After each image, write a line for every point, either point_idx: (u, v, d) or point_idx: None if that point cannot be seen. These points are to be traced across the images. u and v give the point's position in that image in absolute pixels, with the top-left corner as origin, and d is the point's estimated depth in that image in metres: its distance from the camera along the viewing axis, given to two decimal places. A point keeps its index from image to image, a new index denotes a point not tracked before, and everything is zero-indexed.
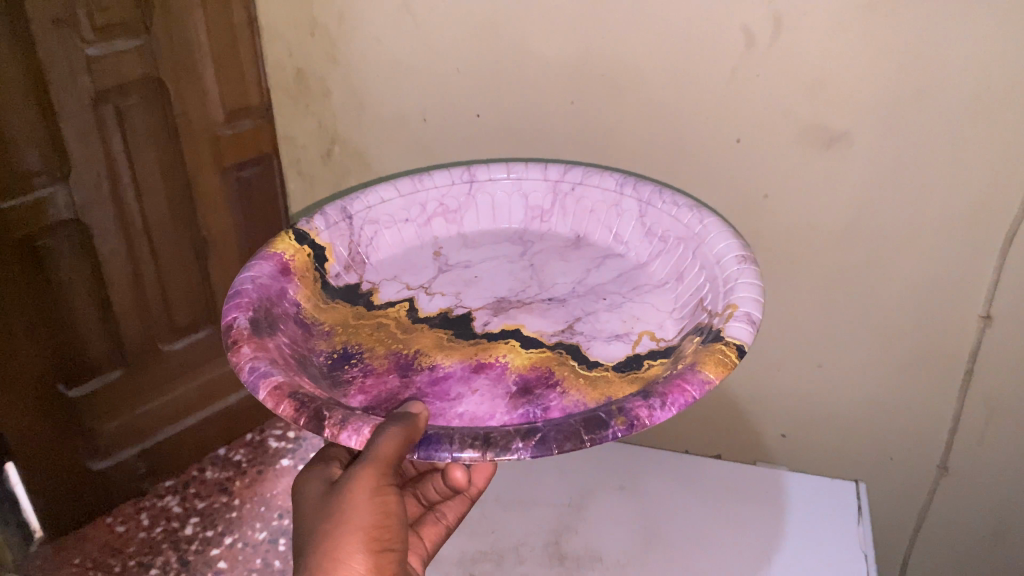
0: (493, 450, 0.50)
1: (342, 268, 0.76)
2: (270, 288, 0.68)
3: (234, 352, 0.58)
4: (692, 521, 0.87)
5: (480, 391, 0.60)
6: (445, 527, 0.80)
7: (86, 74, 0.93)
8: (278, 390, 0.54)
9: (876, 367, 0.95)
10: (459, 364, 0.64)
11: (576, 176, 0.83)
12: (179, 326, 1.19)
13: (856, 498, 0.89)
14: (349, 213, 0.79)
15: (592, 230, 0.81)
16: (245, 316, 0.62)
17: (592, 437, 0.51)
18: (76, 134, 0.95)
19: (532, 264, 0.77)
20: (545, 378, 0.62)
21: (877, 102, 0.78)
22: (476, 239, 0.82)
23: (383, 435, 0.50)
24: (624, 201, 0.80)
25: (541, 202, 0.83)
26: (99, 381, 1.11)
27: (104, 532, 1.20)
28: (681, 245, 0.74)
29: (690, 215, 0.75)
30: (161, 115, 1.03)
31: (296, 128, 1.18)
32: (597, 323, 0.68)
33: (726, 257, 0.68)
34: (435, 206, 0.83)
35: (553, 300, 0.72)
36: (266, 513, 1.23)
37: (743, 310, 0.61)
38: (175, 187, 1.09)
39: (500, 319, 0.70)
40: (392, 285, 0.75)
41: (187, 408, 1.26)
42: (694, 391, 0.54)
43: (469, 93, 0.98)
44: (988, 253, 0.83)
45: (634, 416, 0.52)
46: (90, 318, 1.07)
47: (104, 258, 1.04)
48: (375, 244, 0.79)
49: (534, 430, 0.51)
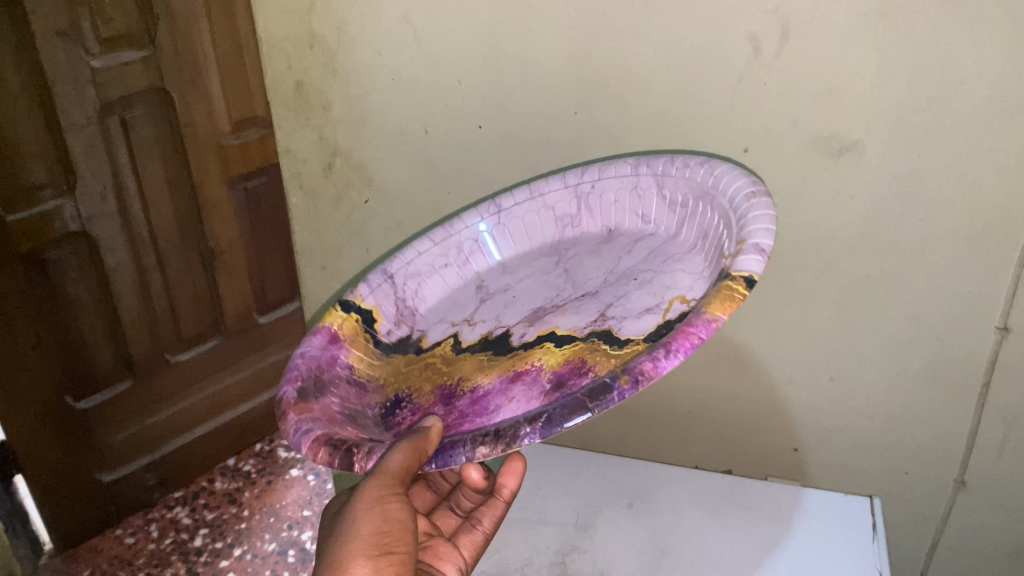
0: (504, 443, 0.50)
1: (392, 324, 0.73)
2: (320, 359, 0.66)
3: (280, 417, 0.59)
4: (700, 536, 0.85)
5: (517, 398, 0.61)
6: (483, 534, 0.78)
7: (90, 85, 0.92)
8: (315, 441, 0.54)
9: (892, 380, 0.93)
10: (498, 379, 0.64)
11: (592, 174, 0.79)
12: (187, 338, 1.18)
13: (871, 514, 0.87)
14: (390, 273, 0.77)
15: (622, 220, 0.77)
16: (293, 386, 0.61)
17: (598, 404, 0.49)
18: (82, 147, 0.94)
19: (566, 269, 0.75)
20: (578, 368, 0.61)
21: (891, 111, 0.76)
22: (516, 263, 0.79)
23: (391, 450, 0.52)
24: (641, 181, 0.76)
25: (568, 209, 0.80)
26: (106, 393, 1.11)
27: (113, 544, 1.19)
28: (700, 205, 0.71)
29: (702, 170, 0.72)
30: (167, 126, 1.03)
31: (296, 142, 1.12)
32: (628, 303, 0.66)
33: (739, 198, 0.65)
34: (471, 244, 0.80)
35: (586, 296, 0.70)
36: (276, 523, 1.23)
37: (753, 242, 0.59)
38: (182, 198, 1.08)
39: (537, 327, 0.69)
40: (439, 326, 0.73)
41: (195, 420, 1.25)
42: (699, 333, 0.52)
43: (471, 104, 0.97)
44: (1005, 264, 0.81)
45: (639, 371, 0.50)
46: (99, 331, 1.06)
47: (111, 270, 1.03)
48: (421, 296, 0.77)
49: (541, 411, 0.51)
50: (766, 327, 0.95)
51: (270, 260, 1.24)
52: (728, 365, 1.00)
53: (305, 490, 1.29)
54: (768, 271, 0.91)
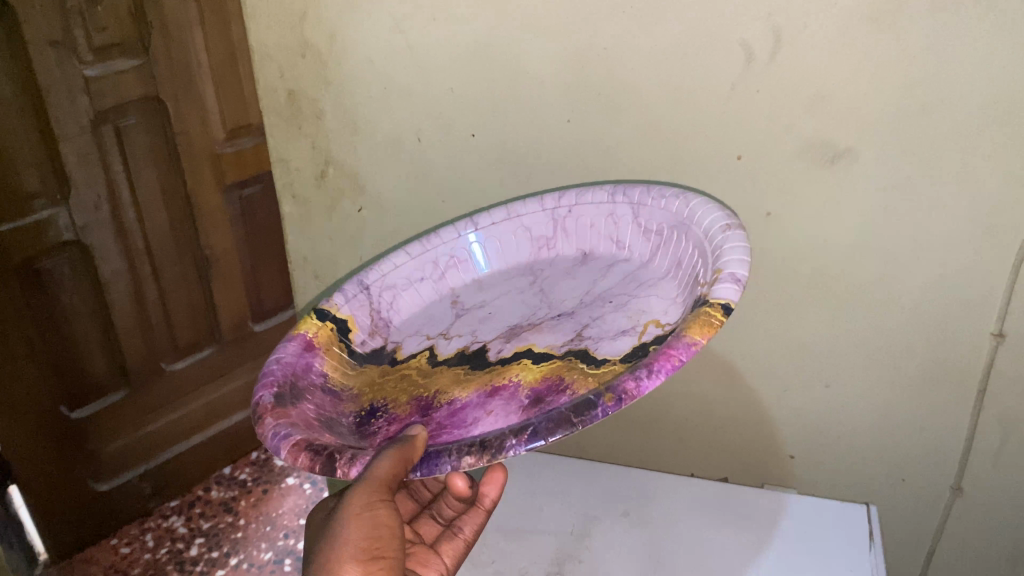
0: (489, 453, 0.50)
1: (367, 334, 0.74)
2: (294, 365, 0.66)
3: (258, 424, 0.58)
4: (697, 544, 0.85)
5: (495, 412, 0.60)
6: (464, 541, 0.79)
7: (84, 94, 0.92)
8: (296, 446, 0.54)
9: (887, 387, 0.93)
10: (475, 393, 0.63)
11: (570, 199, 0.81)
12: (182, 346, 1.18)
13: (868, 521, 0.87)
14: (365, 284, 0.77)
15: (597, 245, 0.78)
16: (269, 391, 0.61)
17: (582, 419, 0.50)
18: (75, 156, 0.94)
19: (541, 288, 0.75)
20: (555, 385, 0.60)
21: (884, 118, 0.76)
22: (491, 280, 0.79)
23: (378, 459, 0.51)
24: (617, 209, 0.78)
25: (544, 231, 0.81)
26: (101, 403, 1.10)
27: (108, 554, 1.18)
28: (675, 233, 0.72)
29: (677, 202, 0.73)
30: (161, 134, 1.02)
31: (289, 151, 1.13)
32: (603, 324, 0.66)
33: (714, 229, 0.66)
34: (447, 260, 0.81)
35: (562, 315, 0.70)
36: (272, 533, 1.22)
37: (728, 272, 0.60)
38: (176, 207, 1.08)
39: (514, 344, 0.69)
40: (414, 339, 0.73)
41: (190, 429, 1.24)
42: (681, 355, 0.53)
43: (464, 112, 0.96)
44: (999, 270, 0.81)
45: (623, 390, 0.51)
46: (94, 341, 1.05)
47: (105, 279, 1.03)
48: (396, 308, 0.77)
49: (527, 424, 0.51)
50: (761, 334, 0.95)
51: (264, 269, 1.24)
52: (723, 372, 1.00)
53: (301, 498, 1.28)
54: (762, 279, 0.91)
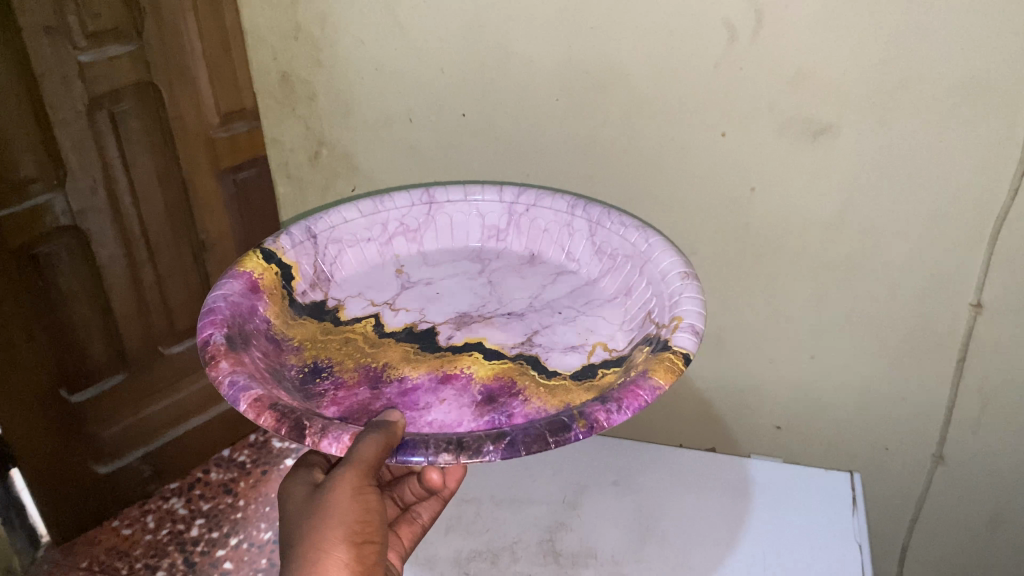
0: (466, 453, 0.52)
1: (308, 285, 0.77)
2: (241, 306, 0.68)
3: (212, 367, 0.59)
4: (685, 512, 0.87)
5: (447, 401, 0.63)
6: (422, 526, 0.80)
7: (79, 80, 0.93)
8: (258, 401, 0.56)
9: (869, 359, 0.95)
10: (426, 375, 0.66)
11: (529, 198, 0.85)
12: (178, 329, 1.19)
13: (851, 488, 0.89)
14: (313, 232, 0.80)
15: (546, 249, 0.83)
16: (220, 332, 0.63)
17: (557, 439, 0.53)
18: (71, 141, 0.95)
19: (489, 280, 0.79)
20: (508, 387, 0.64)
21: (864, 94, 0.78)
22: (436, 257, 0.83)
23: (362, 443, 0.52)
24: (575, 222, 0.82)
25: (496, 222, 0.85)
26: (100, 386, 1.12)
27: (110, 536, 1.20)
28: (628, 264, 0.76)
29: (636, 234, 0.77)
30: (155, 120, 1.03)
31: (282, 132, 1.17)
32: (553, 335, 0.70)
33: (671, 274, 0.71)
34: (396, 225, 0.84)
35: (512, 314, 0.74)
36: (271, 513, 1.23)
37: (687, 321, 0.64)
38: (171, 191, 1.09)
39: (464, 333, 0.71)
40: (357, 301, 0.76)
41: (189, 411, 1.26)
42: (647, 396, 0.56)
43: (453, 92, 0.98)
44: (977, 242, 0.83)
45: (594, 419, 0.54)
46: (92, 324, 1.07)
47: (102, 264, 1.04)
48: (339, 263, 0.80)
49: (504, 433, 0.54)
50: (748, 309, 0.97)
51: None
52: (709, 346, 1.02)
53: None
54: (746, 254, 0.93)
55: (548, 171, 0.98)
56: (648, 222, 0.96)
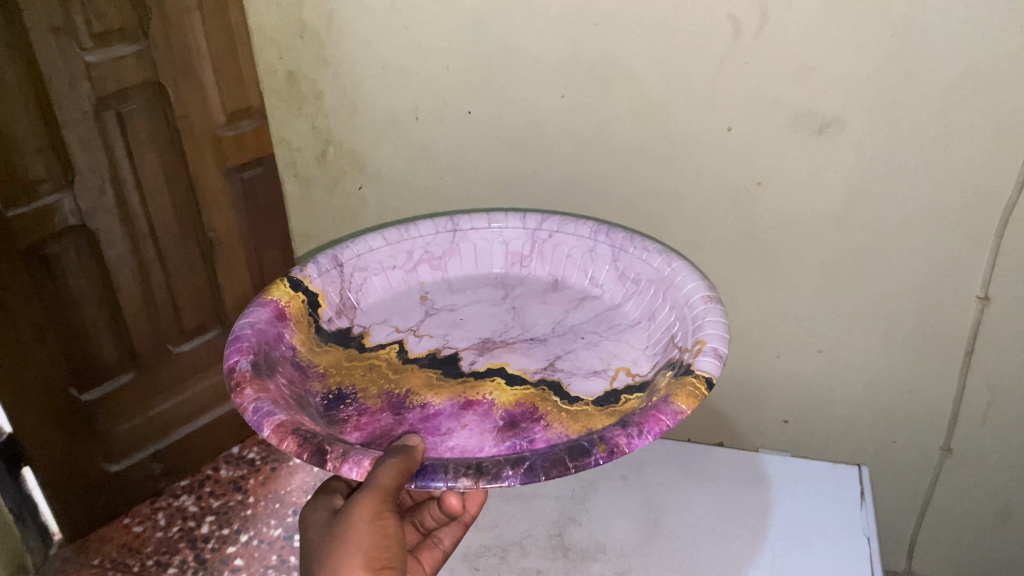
0: (485, 478, 0.53)
1: (334, 312, 0.78)
2: (268, 334, 0.70)
3: (237, 394, 0.61)
4: (693, 507, 0.88)
5: (469, 426, 0.63)
6: (443, 553, 0.79)
7: (86, 80, 0.94)
8: (281, 426, 0.57)
9: (877, 352, 0.95)
10: (448, 401, 0.67)
11: (552, 224, 0.86)
12: (188, 328, 1.20)
13: (859, 482, 0.89)
14: (340, 260, 0.81)
15: (569, 274, 0.84)
16: (246, 359, 0.65)
17: (577, 464, 0.54)
18: (79, 142, 0.95)
19: (513, 305, 0.80)
20: (529, 413, 0.64)
21: (870, 88, 0.78)
22: (461, 283, 0.84)
23: (382, 467, 0.53)
24: (598, 247, 0.83)
25: (520, 249, 0.86)
26: (109, 385, 1.12)
27: (121, 533, 1.21)
28: (652, 288, 0.77)
29: (659, 258, 0.78)
30: (162, 119, 1.04)
31: (290, 132, 1.18)
32: (576, 360, 0.71)
33: (694, 298, 0.71)
34: (421, 254, 0.85)
35: (535, 339, 0.74)
36: (281, 509, 1.23)
37: (710, 345, 0.64)
38: (180, 191, 1.10)
39: (486, 358, 0.72)
40: (382, 328, 0.77)
41: (199, 409, 1.27)
42: (668, 421, 0.57)
43: (458, 89, 0.98)
44: (984, 235, 0.83)
45: (614, 443, 0.55)
46: (101, 323, 1.08)
47: (111, 263, 1.05)
48: (365, 290, 0.82)
49: (523, 458, 0.54)
50: (755, 302, 0.97)
51: (267, 251, 1.26)
52: None
53: (309, 475, 1.30)
54: (754, 248, 0.93)
55: (554, 167, 0.98)
56: (653, 217, 0.96)
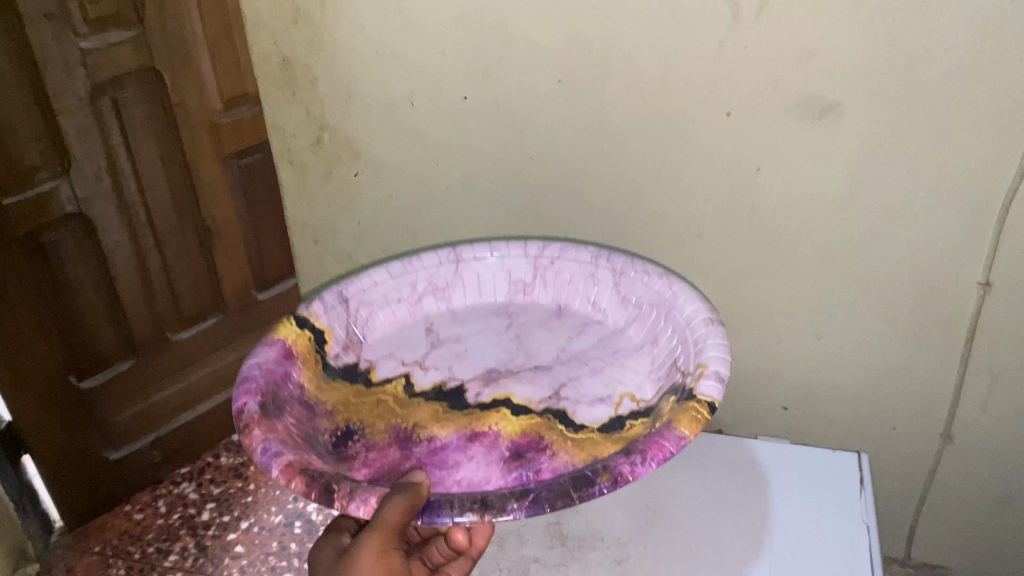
0: (492, 512, 0.54)
1: (340, 348, 0.77)
2: (276, 372, 0.70)
3: (246, 436, 0.61)
4: (691, 494, 0.87)
5: (476, 458, 0.65)
6: None
7: (81, 66, 0.93)
8: (289, 467, 0.57)
9: (877, 338, 0.95)
10: (455, 434, 0.68)
11: (553, 251, 0.86)
12: (187, 315, 1.20)
13: (858, 469, 0.89)
14: (344, 296, 0.80)
15: (572, 300, 0.83)
16: (254, 400, 0.64)
17: (581, 494, 0.55)
18: (75, 129, 0.95)
19: (517, 334, 0.80)
20: (535, 443, 0.66)
21: (871, 72, 0.77)
22: (465, 314, 0.84)
23: (387, 505, 0.54)
24: (599, 272, 0.83)
25: (523, 277, 0.86)
26: (108, 373, 1.12)
27: (122, 521, 1.21)
28: (654, 311, 0.77)
29: (660, 281, 0.79)
30: (158, 105, 1.04)
31: (284, 119, 1.12)
32: (580, 388, 0.72)
33: (695, 320, 0.72)
34: (425, 285, 0.84)
35: (539, 368, 0.75)
36: (282, 496, 1.23)
37: (712, 368, 0.65)
38: (177, 177, 1.09)
39: (491, 389, 0.73)
40: (389, 363, 0.77)
41: (199, 397, 1.28)
42: (672, 447, 0.58)
43: (452, 73, 0.96)
44: (986, 220, 0.82)
45: (618, 472, 0.56)
46: (100, 311, 1.07)
47: (109, 251, 1.04)
48: (370, 325, 0.81)
49: (528, 490, 0.55)
50: (753, 289, 0.96)
51: (265, 239, 1.25)
52: None
53: None
54: (754, 236, 0.92)
55: (551, 156, 0.97)
56: (652, 204, 0.95)
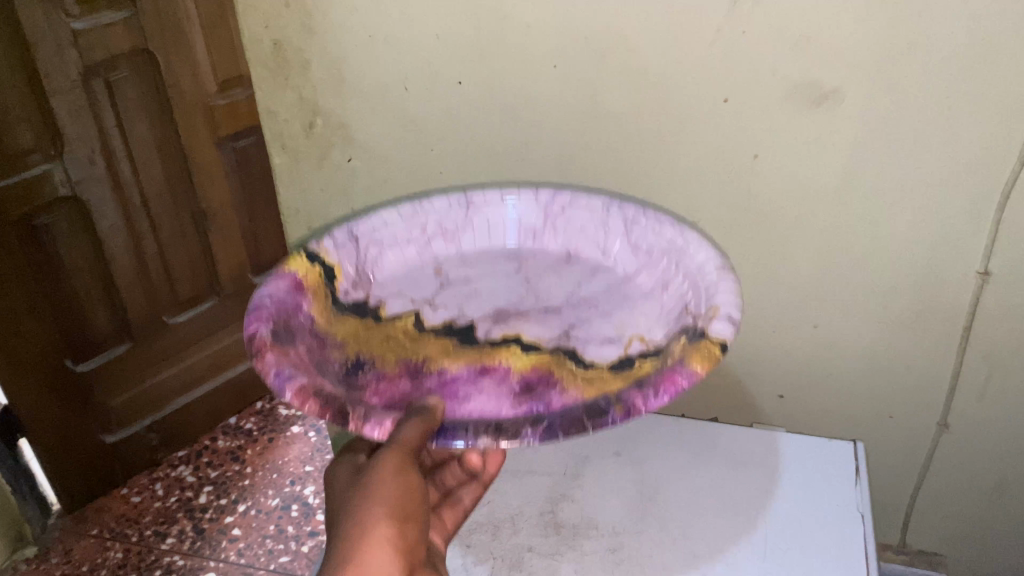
0: (505, 438, 0.54)
1: (350, 285, 0.76)
2: (286, 303, 0.68)
3: (258, 359, 0.60)
4: (687, 483, 0.87)
5: (487, 391, 0.64)
6: (464, 510, 0.76)
7: (73, 48, 0.98)
8: (302, 389, 0.57)
9: (875, 327, 0.94)
10: (464, 367, 0.67)
11: (565, 199, 0.83)
12: (182, 299, 1.26)
13: (853, 459, 0.89)
14: (355, 234, 0.79)
15: (582, 248, 0.81)
16: (265, 326, 0.64)
17: (594, 423, 0.54)
18: (68, 110, 1.01)
19: (526, 277, 0.78)
20: (545, 377, 0.65)
21: (870, 57, 0.76)
22: (475, 257, 0.82)
23: (405, 426, 0.55)
24: (610, 221, 0.81)
25: (533, 223, 0.83)
26: (105, 356, 1.19)
27: (119, 504, 1.30)
28: (665, 258, 0.75)
29: (672, 229, 0.76)
30: (150, 87, 1.08)
31: (275, 102, 1.11)
32: (589, 329, 0.71)
33: (707, 267, 0.70)
34: (435, 227, 0.82)
35: (548, 309, 0.74)
36: (279, 479, 1.33)
37: (724, 311, 0.63)
38: (173, 162, 1.15)
39: (501, 327, 0.72)
40: (398, 300, 0.76)
41: (195, 380, 1.34)
42: (684, 382, 0.57)
43: (447, 57, 0.95)
44: (986, 209, 0.82)
45: (631, 404, 0.55)
46: (95, 292, 1.14)
47: (104, 234, 1.11)
48: (380, 264, 0.79)
49: (541, 418, 0.55)
50: (750, 277, 0.95)
51: None
52: None
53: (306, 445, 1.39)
54: (751, 224, 0.91)
55: (547, 143, 0.96)
56: (647, 191, 0.94)
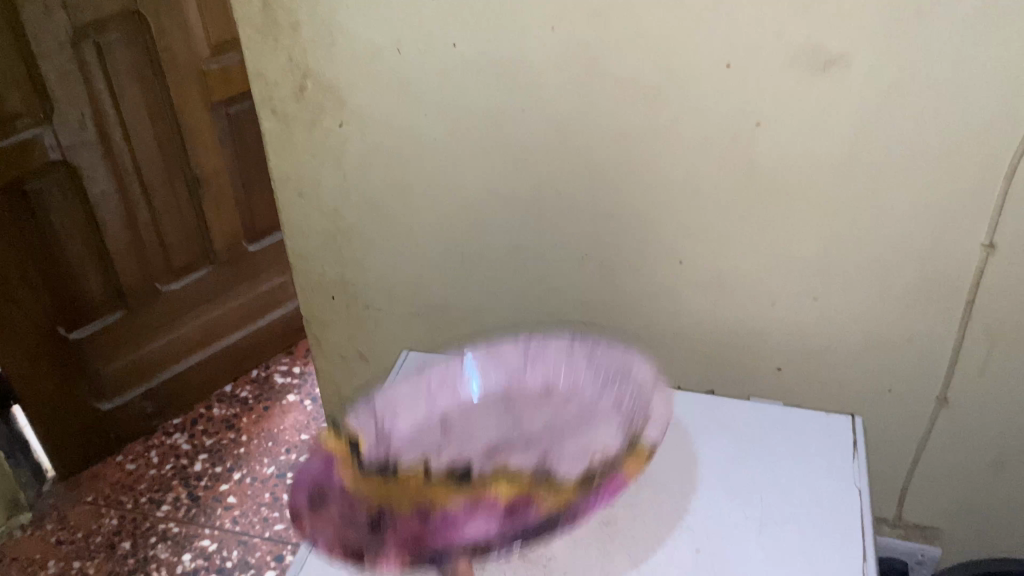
0: (488, 551, 0.65)
1: (371, 446, 0.77)
2: (319, 480, 0.72)
3: (299, 530, 0.67)
4: (681, 457, 0.86)
5: (480, 524, 0.68)
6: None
7: (59, 13, 1.26)
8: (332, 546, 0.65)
9: (876, 300, 0.92)
10: (463, 504, 0.71)
11: (541, 341, 0.89)
12: (178, 266, 1.64)
13: (851, 433, 0.87)
14: (370, 411, 0.82)
15: (559, 384, 0.85)
16: (305, 500, 0.70)
17: (551, 533, 0.67)
18: (59, 73, 1.30)
19: (513, 416, 0.82)
20: (526, 501, 0.70)
21: (879, 20, 0.74)
22: (473, 404, 0.84)
23: None
24: (579, 355, 0.87)
25: (515, 369, 0.88)
26: (105, 318, 1.56)
27: (115, 469, 1.65)
28: (624, 394, 0.82)
29: (626, 373, 0.84)
30: (142, 49, 1.40)
31: (265, 63, 1.04)
32: (564, 454, 0.75)
33: (653, 400, 0.79)
34: (433, 386, 0.86)
35: (532, 440, 0.78)
36: (277, 446, 1.68)
37: (653, 422, 0.77)
38: (160, 119, 1.48)
39: (494, 458, 0.76)
40: (413, 451, 0.78)
41: (190, 339, 1.74)
42: (621, 481, 0.71)
43: (441, 17, 0.91)
44: (993, 179, 0.80)
45: (579, 511, 0.68)
46: (91, 238, 1.47)
47: (93, 188, 1.42)
48: (394, 425, 0.81)
49: (515, 532, 0.66)
50: (749, 249, 0.94)
51: None
52: (711, 287, 0.99)
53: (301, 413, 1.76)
54: (751, 195, 0.89)
55: (543, 112, 0.93)
56: (644, 162, 0.92)
